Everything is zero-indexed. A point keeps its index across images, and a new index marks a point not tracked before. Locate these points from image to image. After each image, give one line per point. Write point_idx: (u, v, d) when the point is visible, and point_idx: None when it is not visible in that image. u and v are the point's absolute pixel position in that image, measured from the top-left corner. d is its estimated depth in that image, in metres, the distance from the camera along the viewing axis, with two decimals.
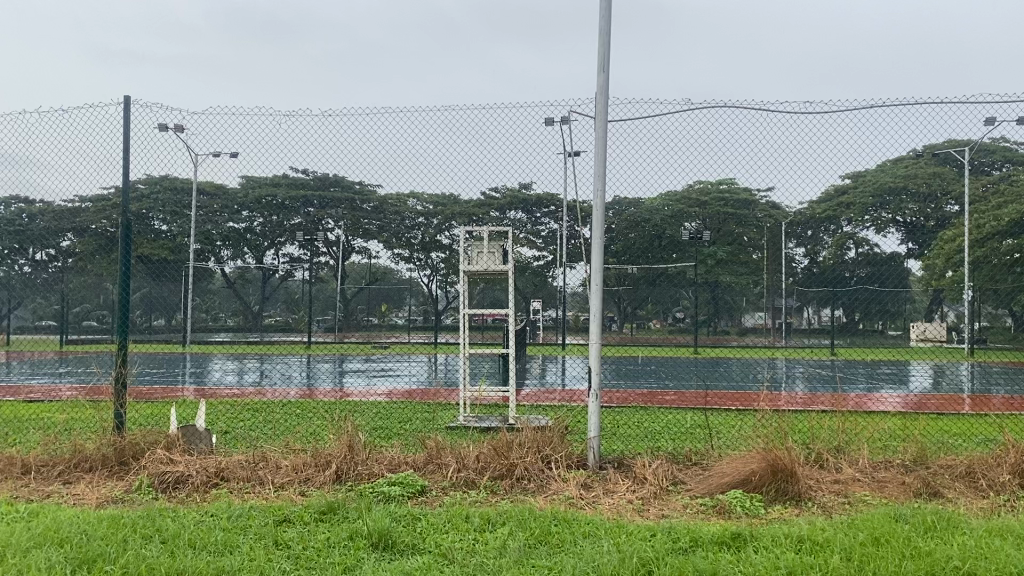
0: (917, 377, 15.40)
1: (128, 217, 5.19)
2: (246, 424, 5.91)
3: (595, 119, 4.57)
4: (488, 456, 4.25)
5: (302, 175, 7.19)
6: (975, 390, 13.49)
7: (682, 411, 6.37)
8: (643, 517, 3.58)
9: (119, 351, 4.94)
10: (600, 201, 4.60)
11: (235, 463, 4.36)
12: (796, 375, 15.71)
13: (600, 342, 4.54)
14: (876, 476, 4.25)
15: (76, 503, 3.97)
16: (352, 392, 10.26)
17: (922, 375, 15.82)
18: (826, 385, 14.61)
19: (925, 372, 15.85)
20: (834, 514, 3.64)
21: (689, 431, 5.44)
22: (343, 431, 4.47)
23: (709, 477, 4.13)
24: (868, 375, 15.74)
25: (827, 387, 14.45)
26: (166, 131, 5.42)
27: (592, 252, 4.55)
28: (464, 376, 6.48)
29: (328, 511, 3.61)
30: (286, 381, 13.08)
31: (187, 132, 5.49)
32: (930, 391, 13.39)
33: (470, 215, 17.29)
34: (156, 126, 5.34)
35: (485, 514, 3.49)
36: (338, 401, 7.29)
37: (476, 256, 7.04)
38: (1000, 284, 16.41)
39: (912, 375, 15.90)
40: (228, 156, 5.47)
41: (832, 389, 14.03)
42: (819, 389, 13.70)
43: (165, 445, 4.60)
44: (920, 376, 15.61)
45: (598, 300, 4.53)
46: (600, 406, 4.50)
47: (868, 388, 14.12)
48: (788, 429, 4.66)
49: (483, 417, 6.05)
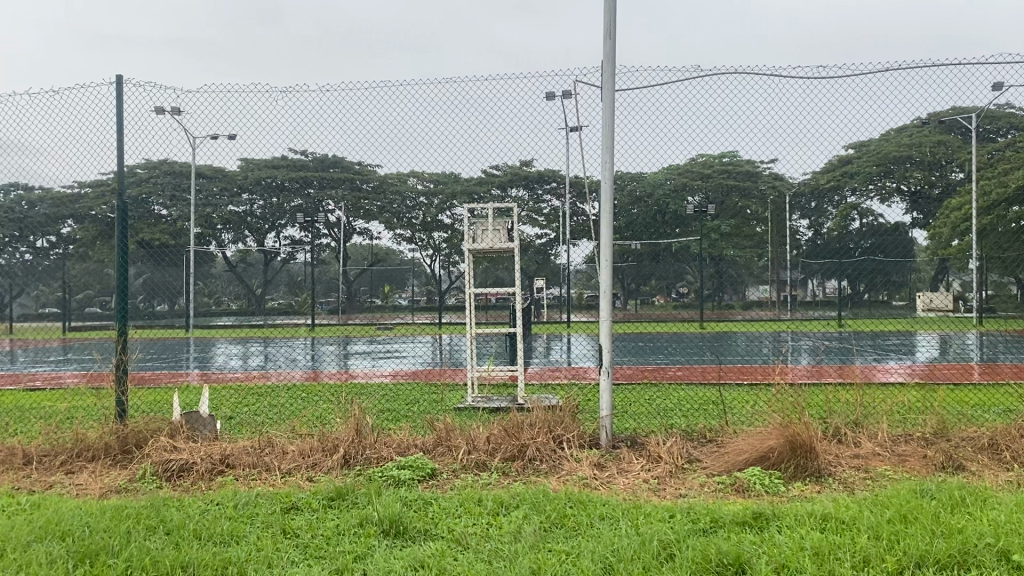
0: (924, 347, 15.29)
1: (124, 201, 5.06)
2: (251, 409, 5.81)
3: (602, 90, 4.43)
4: (499, 438, 4.15)
5: (301, 155, 7.06)
6: (983, 359, 13.41)
7: (693, 387, 6.27)
8: (660, 496, 3.49)
9: (119, 337, 4.83)
10: (609, 174, 4.47)
11: (241, 450, 4.28)
12: (804, 348, 15.63)
13: (611, 318, 4.42)
14: (897, 450, 4.15)
15: (79, 494, 3.89)
16: (358, 374, 10.19)
17: (929, 345, 15.71)
18: (834, 357, 14.53)
19: (932, 342, 15.73)
20: (855, 490, 3.54)
21: (701, 407, 5.35)
22: (350, 414, 4.38)
23: (724, 454, 4.03)
24: (876, 347, 15.65)
25: (834, 359, 14.35)
26: (162, 113, 5.28)
27: (601, 225, 4.42)
28: (470, 355, 6.35)
29: (337, 497, 3.52)
30: (290, 364, 12.99)
31: (183, 113, 5.36)
32: (938, 362, 13.31)
33: (471, 193, 17.10)
34: (152, 108, 5.21)
35: (498, 498, 3.40)
36: (343, 384, 7.18)
37: (481, 234, 6.91)
38: (1008, 251, 16.27)
39: (919, 345, 15.80)
40: (226, 139, 5.34)
41: (840, 362, 13.94)
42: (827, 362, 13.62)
43: (168, 433, 4.52)
44: (928, 346, 15.49)
45: (608, 275, 4.41)
46: (613, 384, 4.38)
47: (876, 360, 14.02)
48: (805, 403, 4.56)
49: (492, 397, 5.96)
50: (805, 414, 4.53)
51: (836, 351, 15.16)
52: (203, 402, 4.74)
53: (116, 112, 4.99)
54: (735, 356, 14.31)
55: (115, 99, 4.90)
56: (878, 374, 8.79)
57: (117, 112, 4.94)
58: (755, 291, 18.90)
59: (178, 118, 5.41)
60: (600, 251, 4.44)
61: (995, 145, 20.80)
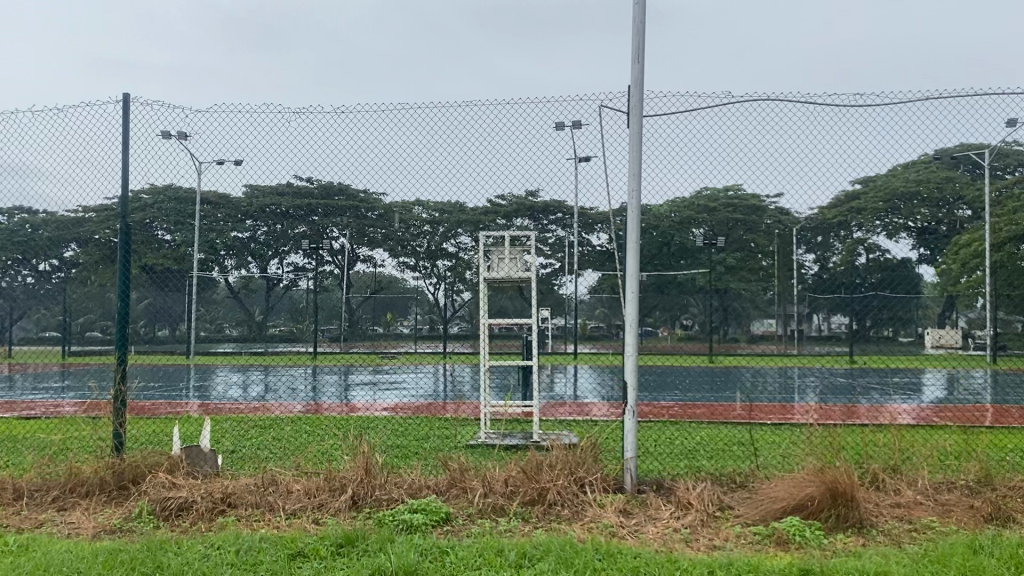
0: (930, 386, 15.02)
1: (128, 224, 4.86)
2: (253, 442, 5.57)
3: (629, 116, 4.24)
4: (517, 480, 3.91)
5: (310, 182, 6.88)
6: (994, 399, 13.16)
7: (716, 425, 6.02)
8: (693, 549, 3.27)
9: (118, 365, 4.60)
10: (635, 202, 4.27)
11: (242, 488, 4.03)
12: (810, 386, 15.38)
13: (636, 354, 4.18)
14: (940, 499, 3.90)
15: (70, 534, 3.65)
16: (361, 405, 9.94)
17: (934, 384, 15.43)
18: (840, 395, 14.29)
19: (937, 379, 15.45)
20: (903, 544, 3.31)
21: (726, 447, 5.12)
22: (359, 451, 4.14)
23: (757, 501, 3.80)
24: (884, 384, 15.40)
25: (840, 398, 14.06)
26: (172, 137, 5.10)
27: (627, 256, 4.21)
28: (484, 390, 6.14)
29: (346, 543, 3.28)
30: (292, 393, 12.73)
31: (195, 139, 5.18)
32: (946, 402, 13.07)
33: (477, 223, 16.97)
34: (162, 133, 5.03)
35: (520, 548, 3.16)
36: (349, 417, 6.94)
37: (497, 262, 6.72)
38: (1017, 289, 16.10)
39: (927, 383, 15.54)
40: (236, 165, 5.12)
41: (847, 400, 13.69)
42: (835, 400, 13.38)
43: (167, 468, 4.27)
44: (932, 385, 15.23)
45: (634, 310, 4.19)
46: (637, 424, 4.14)
47: (880, 399, 13.74)
48: (839, 446, 4.32)
49: (505, 433, 5.75)
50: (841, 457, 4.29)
51: (842, 389, 14.88)
52: (204, 436, 4.50)
53: (121, 130, 4.78)
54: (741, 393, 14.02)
55: (122, 118, 4.71)
56: (894, 415, 8.52)
57: (123, 130, 4.76)
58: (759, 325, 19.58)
59: (187, 142, 5.22)
60: (625, 284, 4.22)
61: (1002, 183, 20.60)
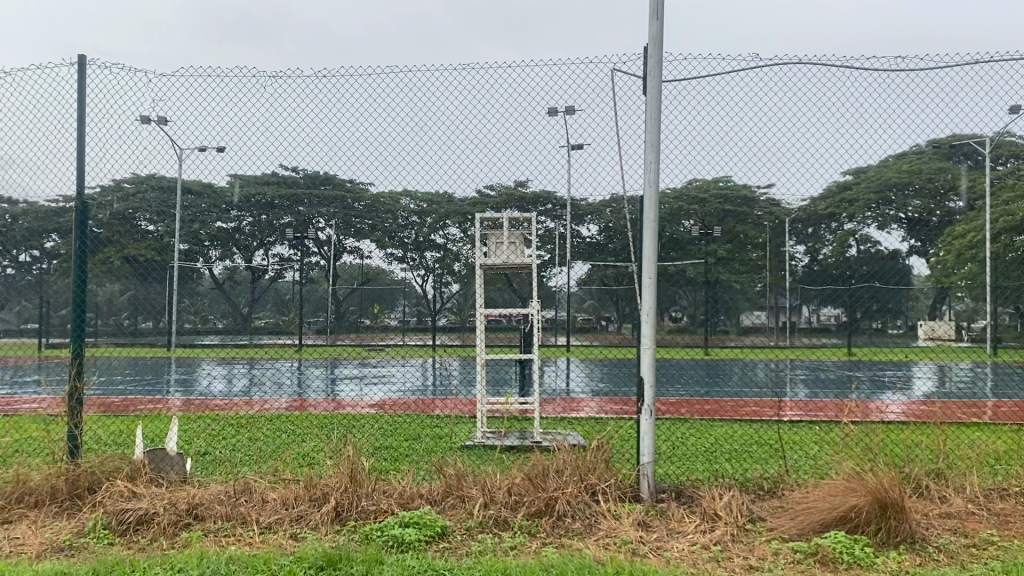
0: (922, 379, 14.72)
1: (88, 202, 4.35)
2: (228, 444, 5.09)
3: (648, 81, 3.79)
4: (522, 488, 3.48)
5: (294, 171, 6.36)
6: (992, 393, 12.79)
7: (731, 424, 5.60)
8: (728, 570, 2.84)
9: (73, 358, 4.12)
10: (653, 177, 3.82)
11: (212, 497, 3.58)
12: (799, 380, 14.96)
13: (653, 346, 3.75)
14: (995, 509, 3.49)
15: (11, 553, 3.18)
16: (347, 402, 9.48)
17: (925, 376, 15.11)
18: (831, 389, 13.84)
19: (928, 371, 15.12)
20: (966, 564, 2.90)
21: (746, 449, 4.67)
22: (343, 455, 3.69)
23: (792, 512, 3.38)
24: (875, 378, 14.97)
25: (830, 391, 13.65)
26: (148, 121, 4.61)
27: (644, 239, 3.77)
28: (482, 384, 5.73)
29: (327, 565, 2.82)
30: (277, 388, 12.24)
31: (171, 123, 4.69)
32: (941, 397, 12.65)
33: (464, 213, 16.46)
34: (137, 116, 4.55)
35: (528, 572, 2.71)
36: (333, 415, 6.48)
37: (496, 248, 6.30)
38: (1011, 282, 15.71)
39: (919, 377, 15.13)
40: (216, 151, 4.59)
41: (838, 394, 13.27)
42: (826, 395, 12.95)
43: (127, 475, 3.80)
44: (925, 378, 14.92)
45: (652, 295, 3.75)
46: (655, 425, 3.70)
47: (873, 391, 13.41)
48: (877, 448, 3.89)
49: (503, 432, 5.32)
50: (880, 459, 3.86)
51: (832, 383, 14.57)
52: (171, 438, 4.02)
53: (76, 99, 4.29)
54: (731, 386, 13.67)
55: (76, 86, 4.22)
56: (891, 408, 8.21)
57: (78, 103, 4.28)
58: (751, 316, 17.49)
59: (166, 128, 4.71)
60: (642, 268, 3.79)
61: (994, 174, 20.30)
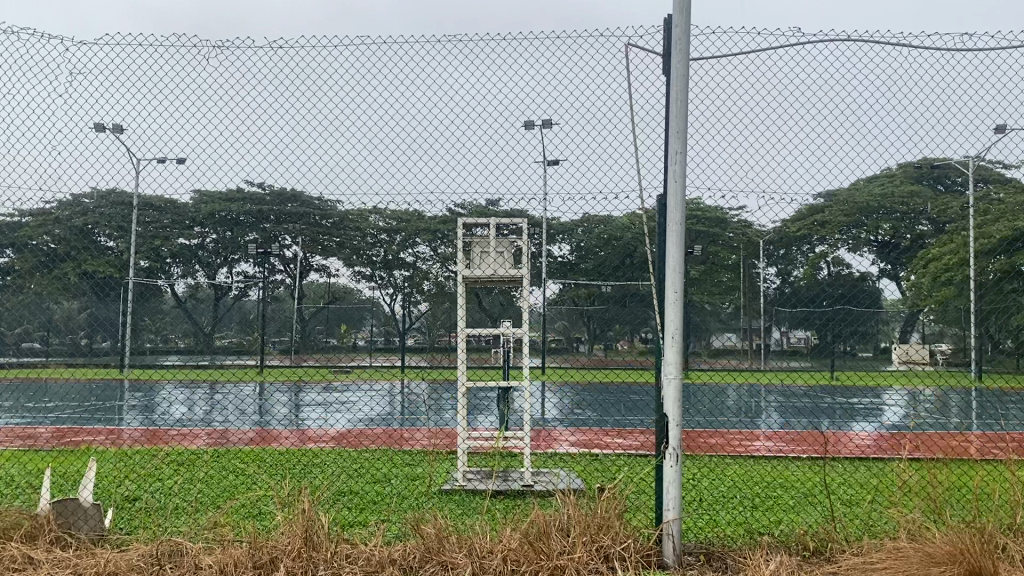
0: (894, 404, 14.24)
1: None
2: (163, 489, 4.33)
3: (674, 57, 3.17)
4: (521, 554, 2.80)
5: (261, 185, 5.71)
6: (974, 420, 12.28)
7: (743, 464, 5.00)
8: None
9: None
10: (680, 169, 3.16)
11: (129, 564, 2.86)
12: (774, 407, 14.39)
13: (679, 377, 3.09)
14: None
15: None
16: (313, 432, 8.78)
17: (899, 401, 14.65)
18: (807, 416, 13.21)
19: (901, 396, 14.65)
20: None
21: (771, 494, 4.06)
22: (295, 512, 2.97)
23: None
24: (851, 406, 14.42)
25: (806, 418, 13.04)
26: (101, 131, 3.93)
27: (669, 243, 3.13)
28: (462, 413, 5.07)
29: None
30: (237, 414, 11.48)
31: (123, 130, 3.99)
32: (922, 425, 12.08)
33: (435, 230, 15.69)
34: (90, 124, 3.87)
35: None
36: (293, 451, 5.80)
37: (481, 259, 5.66)
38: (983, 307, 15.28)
39: (894, 402, 14.63)
40: (171, 162, 3.87)
41: (816, 421, 12.68)
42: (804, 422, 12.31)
43: (25, 533, 3.08)
44: (897, 403, 14.47)
45: (676, 316, 3.09)
46: (681, 473, 3.03)
47: (847, 419, 12.78)
48: (940, 498, 3.26)
49: (486, 472, 4.66)
50: (944, 509, 3.24)
51: (806, 409, 14.05)
52: (87, 484, 3.27)
53: None
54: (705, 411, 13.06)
55: None
56: (874, 440, 7.63)
57: None
58: (721, 338, 17.19)
59: (116, 134, 4.00)
60: (667, 282, 3.14)
61: None
